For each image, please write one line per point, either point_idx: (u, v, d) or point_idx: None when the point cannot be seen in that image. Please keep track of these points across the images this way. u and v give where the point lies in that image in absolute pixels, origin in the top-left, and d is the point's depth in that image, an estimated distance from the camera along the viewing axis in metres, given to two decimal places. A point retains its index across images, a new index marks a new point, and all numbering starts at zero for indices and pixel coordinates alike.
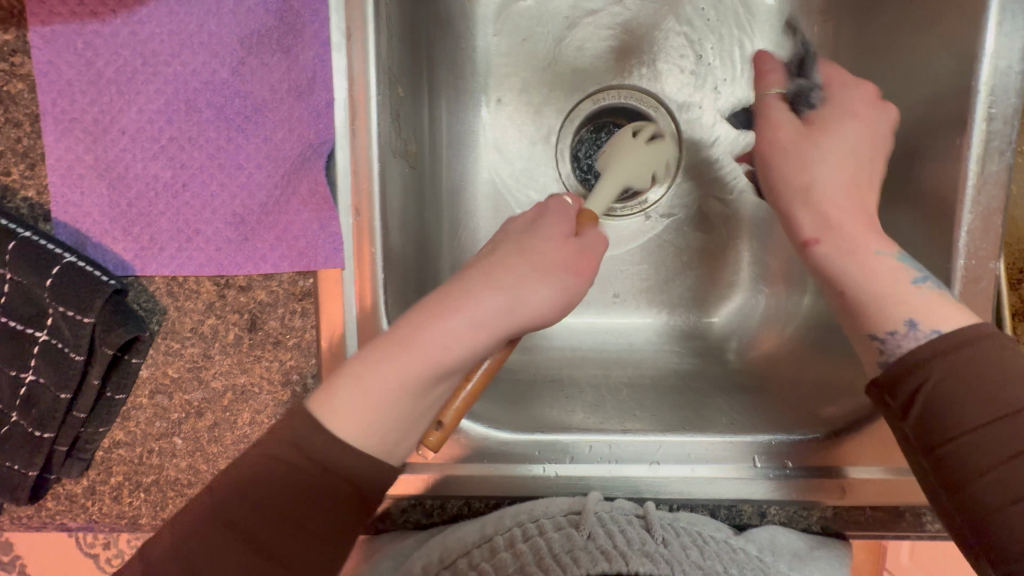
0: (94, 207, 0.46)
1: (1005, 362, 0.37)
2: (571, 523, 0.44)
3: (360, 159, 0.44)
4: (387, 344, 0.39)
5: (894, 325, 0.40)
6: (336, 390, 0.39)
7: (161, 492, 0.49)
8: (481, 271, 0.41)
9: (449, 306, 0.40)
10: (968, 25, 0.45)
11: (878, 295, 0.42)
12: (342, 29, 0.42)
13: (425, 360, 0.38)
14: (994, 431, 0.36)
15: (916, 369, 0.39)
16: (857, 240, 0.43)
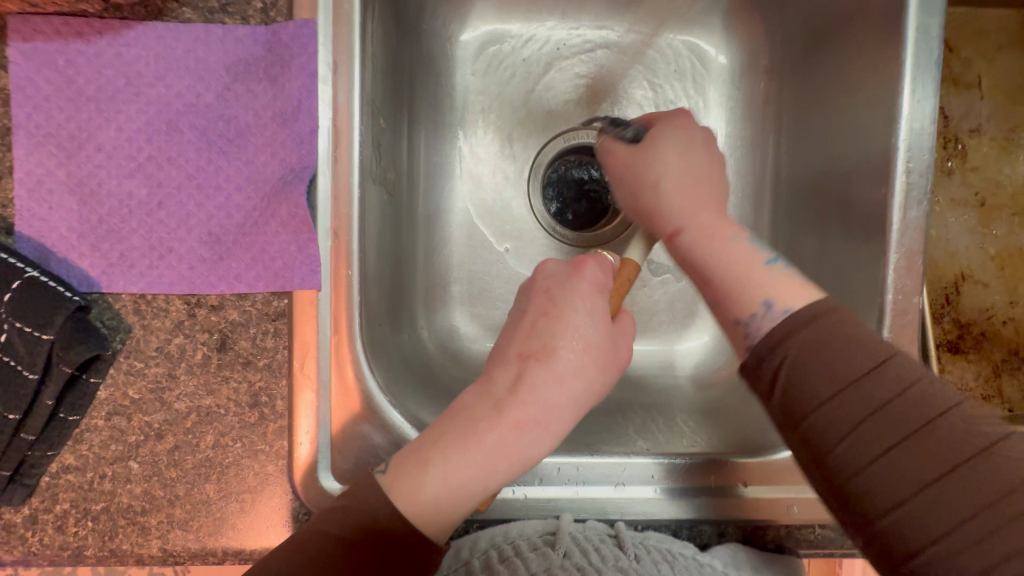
0: (61, 222, 0.45)
1: (840, 344, 0.36)
2: (545, 543, 0.46)
3: (340, 185, 0.45)
4: (467, 444, 0.40)
5: (752, 308, 0.40)
6: (423, 483, 0.40)
7: (111, 521, 0.47)
8: (546, 357, 0.42)
9: (524, 404, 0.41)
10: (889, 91, 0.51)
11: (730, 274, 0.42)
12: (328, 63, 0.45)
13: (509, 459, 0.41)
14: (876, 426, 0.33)
15: (778, 346, 0.37)
16: (713, 226, 0.45)
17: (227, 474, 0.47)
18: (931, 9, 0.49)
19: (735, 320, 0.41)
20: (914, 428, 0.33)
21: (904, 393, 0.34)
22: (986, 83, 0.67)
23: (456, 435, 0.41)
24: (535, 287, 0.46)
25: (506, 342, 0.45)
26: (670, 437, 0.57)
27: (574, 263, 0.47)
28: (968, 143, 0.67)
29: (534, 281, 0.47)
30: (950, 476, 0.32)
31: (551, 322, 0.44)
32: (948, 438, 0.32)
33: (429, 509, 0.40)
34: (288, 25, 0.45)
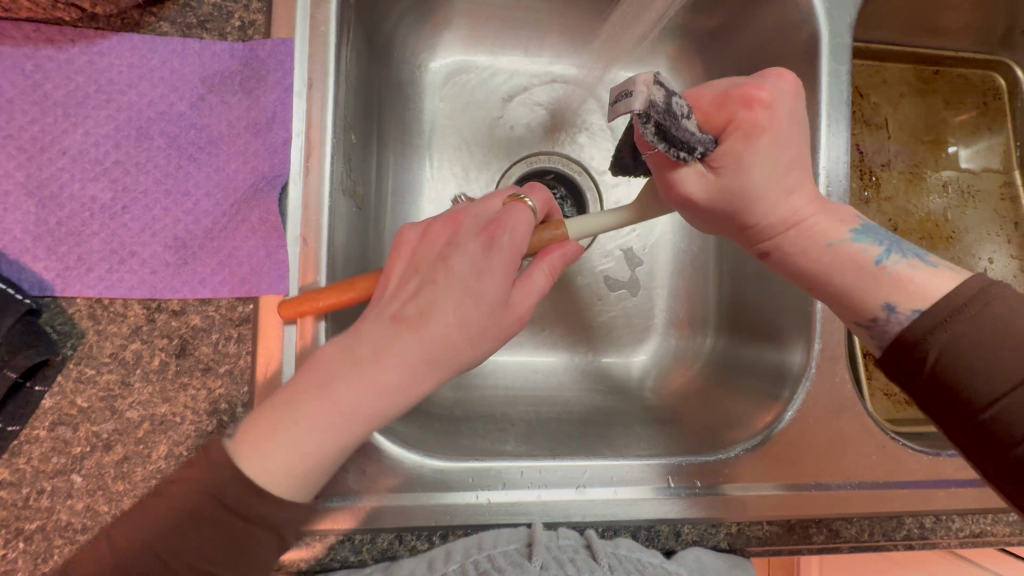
0: (17, 224, 0.44)
1: (1007, 316, 0.38)
2: (522, 554, 0.47)
3: (311, 195, 0.47)
4: (307, 392, 0.39)
5: (915, 304, 0.41)
6: (248, 433, 0.39)
7: (46, 541, 0.44)
8: (427, 311, 0.40)
9: (372, 361, 0.39)
10: (807, 124, 0.58)
11: (854, 279, 0.44)
12: (303, 79, 0.47)
13: (330, 411, 0.38)
14: (993, 368, 0.37)
15: (931, 335, 0.40)
16: (818, 229, 0.45)
17: None
18: (839, 57, 0.57)
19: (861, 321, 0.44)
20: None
21: (1010, 338, 0.37)
22: (891, 125, 0.78)
23: (303, 380, 0.39)
24: (439, 244, 0.43)
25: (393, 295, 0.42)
26: (630, 440, 0.60)
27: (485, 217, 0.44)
28: (881, 175, 0.76)
29: (439, 235, 0.44)
30: None
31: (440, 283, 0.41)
32: None
33: (263, 467, 0.38)
34: (266, 42, 0.47)
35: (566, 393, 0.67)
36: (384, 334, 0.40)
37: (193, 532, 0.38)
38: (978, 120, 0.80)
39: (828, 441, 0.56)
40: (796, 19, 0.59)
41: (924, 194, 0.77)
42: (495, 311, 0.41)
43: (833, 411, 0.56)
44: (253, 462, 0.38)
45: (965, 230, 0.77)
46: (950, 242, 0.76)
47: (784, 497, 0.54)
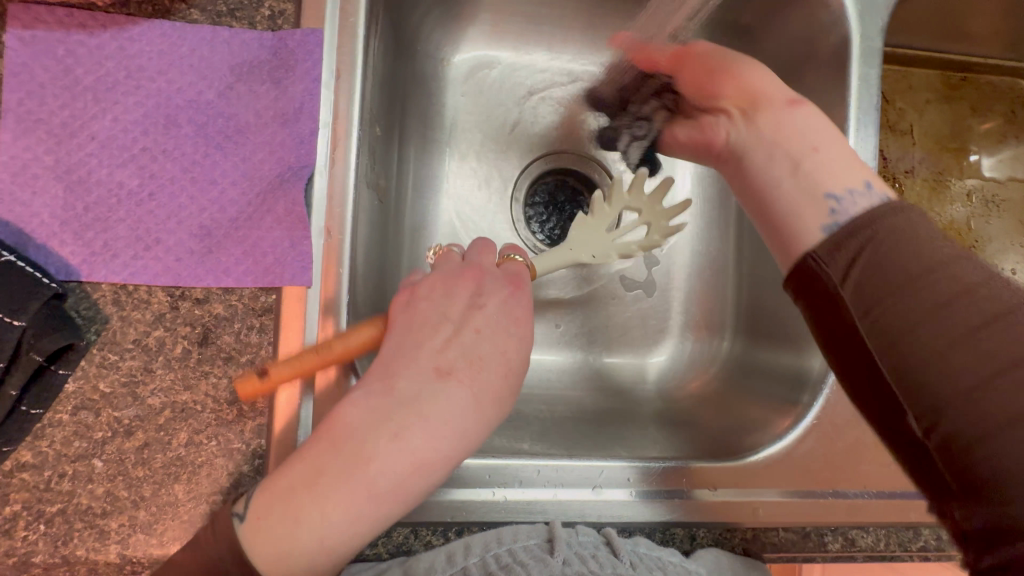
0: (45, 208, 0.44)
1: (913, 236, 0.37)
2: (543, 550, 0.46)
3: (336, 187, 0.47)
4: (338, 476, 0.35)
5: (850, 185, 0.43)
6: (259, 521, 0.35)
7: (67, 524, 0.44)
8: (465, 371, 0.40)
9: (419, 434, 0.37)
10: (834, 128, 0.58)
11: (835, 164, 0.44)
12: (331, 70, 0.47)
13: (370, 491, 0.36)
14: (913, 300, 0.35)
15: (855, 233, 0.40)
16: (778, 118, 0.47)
17: (198, 475, 0.45)
18: (869, 61, 0.57)
19: (819, 195, 0.43)
20: (953, 308, 0.34)
21: (936, 270, 0.35)
22: (916, 132, 0.77)
23: (332, 459, 0.36)
24: (465, 299, 0.44)
25: (412, 369, 0.39)
26: (645, 442, 0.60)
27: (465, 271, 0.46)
28: (904, 182, 0.75)
29: (455, 288, 0.45)
30: (983, 333, 0.33)
31: (478, 332, 0.42)
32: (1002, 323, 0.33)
33: (292, 547, 0.35)
34: (296, 32, 0.47)
35: (580, 393, 0.67)
36: (424, 405, 0.38)
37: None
38: (1005, 128, 0.79)
39: (846, 449, 0.55)
40: (826, 21, 0.58)
41: (947, 203, 0.76)
42: (523, 348, 0.43)
43: (852, 419, 0.56)
44: (272, 559, 0.35)
45: (988, 240, 0.76)
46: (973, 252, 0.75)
47: (801, 504, 0.54)
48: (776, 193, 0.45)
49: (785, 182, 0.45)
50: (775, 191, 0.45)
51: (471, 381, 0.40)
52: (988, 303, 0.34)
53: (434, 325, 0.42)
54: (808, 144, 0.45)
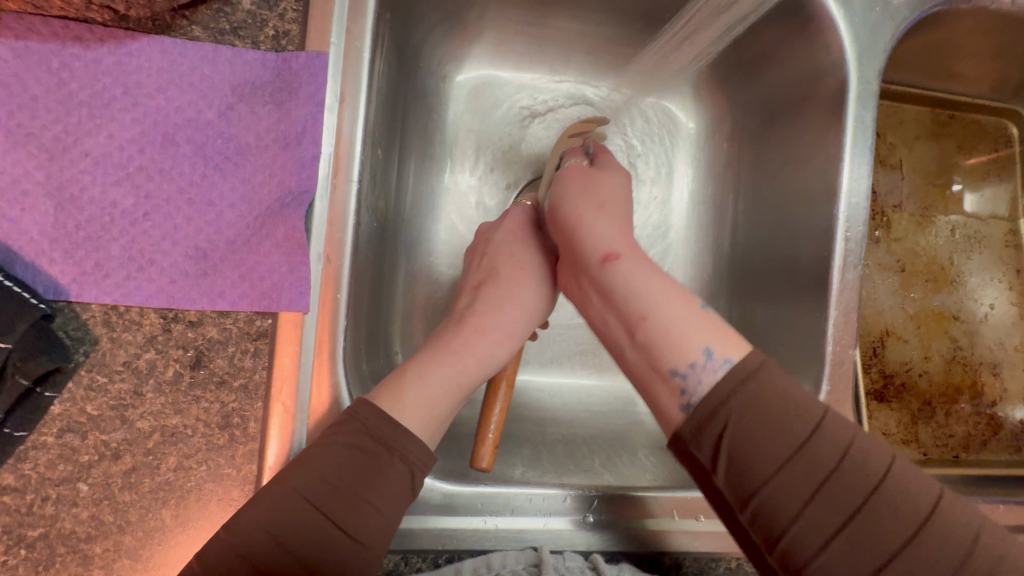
0: (34, 225, 0.43)
1: (777, 397, 0.38)
2: (530, 575, 0.47)
3: (336, 213, 0.45)
4: (446, 357, 0.47)
5: (692, 360, 0.41)
6: (397, 396, 0.44)
7: (49, 549, 0.43)
8: (509, 278, 0.53)
9: (487, 317, 0.50)
10: (828, 167, 0.59)
11: (668, 329, 0.43)
12: (335, 95, 0.45)
13: (469, 360, 0.48)
14: (800, 471, 0.37)
15: (714, 416, 0.39)
16: (678, 326, 0.42)
17: (187, 500, 0.45)
18: (866, 103, 0.57)
19: (664, 370, 0.42)
20: (849, 489, 0.36)
21: (789, 427, 0.38)
22: (905, 166, 0.79)
23: (440, 351, 0.47)
24: (499, 241, 0.55)
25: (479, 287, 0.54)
26: (634, 469, 0.61)
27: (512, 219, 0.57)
28: (892, 216, 0.77)
29: (494, 232, 0.56)
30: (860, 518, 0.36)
31: (511, 257, 0.54)
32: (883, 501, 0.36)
33: (414, 419, 0.43)
34: (300, 54, 0.46)
35: (568, 414, 0.67)
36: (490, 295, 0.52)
37: (353, 499, 0.39)
38: (989, 166, 0.82)
39: None
40: (825, 64, 0.59)
41: (932, 237, 0.78)
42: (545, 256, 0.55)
43: None
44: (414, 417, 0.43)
45: (969, 274, 0.78)
46: (954, 286, 0.77)
47: None
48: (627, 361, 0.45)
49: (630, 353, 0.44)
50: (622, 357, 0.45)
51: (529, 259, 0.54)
52: (866, 472, 0.37)
53: (479, 267, 0.55)
54: (638, 311, 0.44)
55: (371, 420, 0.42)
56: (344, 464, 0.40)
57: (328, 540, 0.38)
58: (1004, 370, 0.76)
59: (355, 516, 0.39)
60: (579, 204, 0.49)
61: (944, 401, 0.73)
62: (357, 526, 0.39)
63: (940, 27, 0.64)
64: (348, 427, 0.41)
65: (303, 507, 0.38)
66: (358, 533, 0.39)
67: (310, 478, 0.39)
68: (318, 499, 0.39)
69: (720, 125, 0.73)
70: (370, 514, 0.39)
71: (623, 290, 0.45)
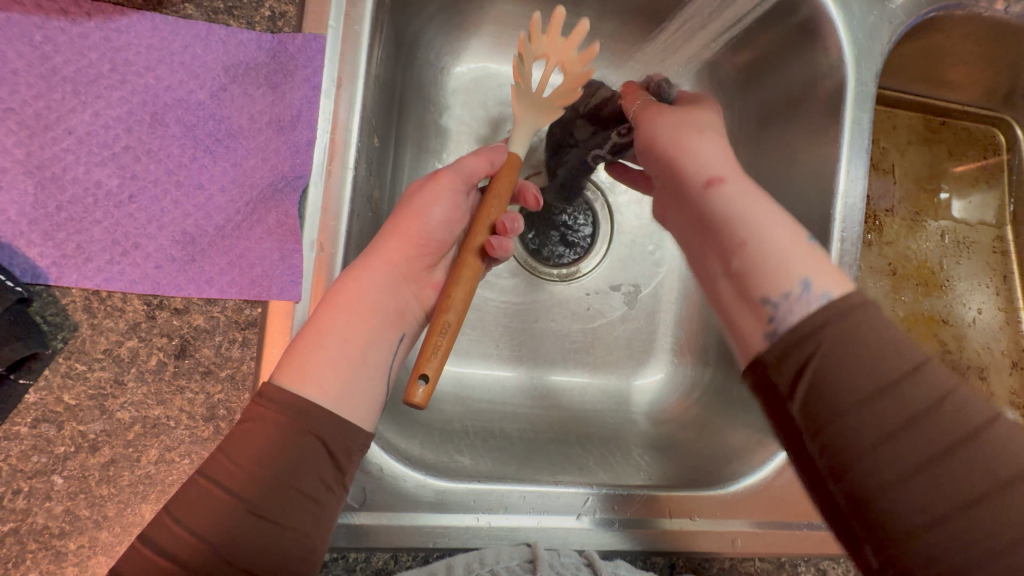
0: (12, 205, 0.41)
1: (878, 329, 0.34)
2: (525, 570, 0.46)
3: (330, 199, 0.44)
4: (342, 307, 0.41)
5: (786, 288, 0.38)
6: (300, 372, 0.38)
7: (20, 544, 0.41)
8: (409, 227, 0.45)
9: (378, 254, 0.43)
10: (825, 167, 0.59)
11: (772, 254, 0.39)
12: (332, 79, 0.44)
13: (359, 303, 0.41)
14: (908, 447, 0.32)
15: (804, 340, 0.36)
16: (789, 261, 0.38)
17: (168, 494, 0.43)
18: (863, 104, 0.58)
19: (754, 298, 0.39)
20: (931, 435, 0.32)
21: (884, 360, 0.34)
22: (897, 171, 0.80)
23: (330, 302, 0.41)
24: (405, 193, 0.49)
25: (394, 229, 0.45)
26: (629, 468, 0.60)
27: (433, 174, 0.48)
28: (884, 220, 0.78)
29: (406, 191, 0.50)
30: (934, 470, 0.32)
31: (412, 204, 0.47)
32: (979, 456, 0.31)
33: (315, 390, 0.38)
34: (297, 37, 0.45)
35: (561, 411, 0.67)
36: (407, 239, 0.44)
37: (275, 488, 0.35)
38: (978, 173, 0.83)
39: None
40: (823, 65, 0.59)
41: (922, 240, 0.79)
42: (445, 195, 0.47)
43: None
44: (317, 387, 0.38)
45: (957, 279, 0.79)
46: (944, 289, 0.78)
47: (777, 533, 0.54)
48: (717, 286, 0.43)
49: (724, 280, 0.42)
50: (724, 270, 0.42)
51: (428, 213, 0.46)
52: (958, 425, 0.32)
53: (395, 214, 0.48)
54: (709, 175, 0.44)
55: (280, 401, 0.37)
56: (269, 457, 0.35)
57: (255, 535, 0.34)
58: (991, 373, 0.77)
59: (293, 513, 0.35)
60: (675, 128, 0.49)
61: None
62: (296, 522, 0.35)
63: (933, 33, 0.65)
64: (266, 413, 0.37)
65: (226, 505, 0.34)
66: (284, 521, 0.35)
67: (231, 472, 0.35)
68: (239, 492, 0.35)
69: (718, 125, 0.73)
70: (293, 502, 0.35)
71: (671, 138, 0.48)
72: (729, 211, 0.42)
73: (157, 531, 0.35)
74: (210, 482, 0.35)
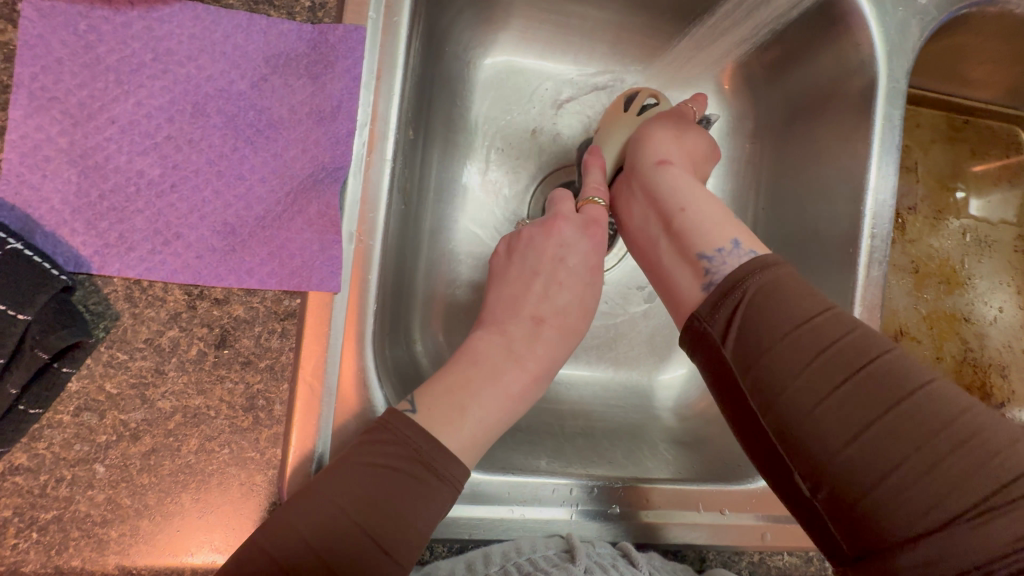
0: (55, 193, 0.41)
1: (791, 286, 0.42)
2: (562, 559, 0.47)
3: (369, 191, 0.44)
4: (482, 370, 0.45)
5: (719, 245, 0.46)
6: (449, 418, 0.42)
7: (62, 532, 0.41)
8: (534, 285, 0.49)
9: (512, 321, 0.48)
10: (855, 164, 0.59)
11: (702, 223, 0.48)
12: (372, 70, 0.44)
13: (501, 362, 0.46)
14: (895, 438, 0.36)
15: (736, 285, 0.44)
16: (716, 226, 0.48)
17: (208, 483, 0.43)
18: (894, 101, 0.58)
19: (691, 256, 0.48)
20: (918, 427, 0.36)
21: (869, 361, 0.38)
22: (920, 169, 0.80)
23: (468, 368, 0.45)
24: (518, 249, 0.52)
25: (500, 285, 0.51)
26: (656, 463, 0.61)
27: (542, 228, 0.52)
28: (907, 218, 0.78)
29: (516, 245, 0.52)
30: (924, 462, 0.36)
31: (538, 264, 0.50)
32: (964, 448, 0.35)
33: (454, 439, 0.42)
34: (338, 27, 0.45)
35: (585, 405, 0.67)
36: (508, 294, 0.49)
37: (383, 508, 0.38)
38: (1000, 172, 0.83)
39: None
40: (854, 62, 0.59)
41: (944, 239, 0.79)
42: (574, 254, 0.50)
43: None
44: (450, 432, 0.42)
45: (978, 277, 0.79)
46: (965, 288, 0.78)
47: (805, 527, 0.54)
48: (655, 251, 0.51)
49: (663, 243, 0.50)
50: (656, 249, 0.51)
51: (562, 263, 0.50)
52: (942, 416, 0.36)
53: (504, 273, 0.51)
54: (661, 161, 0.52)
55: (394, 423, 0.41)
56: (378, 485, 0.38)
57: (359, 551, 0.37)
58: (1011, 372, 0.77)
59: (405, 536, 0.38)
60: (663, 137, 0.53)
61: None
62: (405, 544, 0.38)
63: (963, 30, 0.65)
64: (378, 438, 0.40)
65: (331, 518, 0.37)
66: (389, 540, 0.37)
67: (342, 492, 0.38)
68: (348, 510, 0.37)
69: (743, 121, 0.73)
70: (400, 522, 0.38)
71: (641, 134, 0.54)
72: (674, 189, 0.50)
73: (260, 545, 0.37)
74: (317, 498, 0.38)
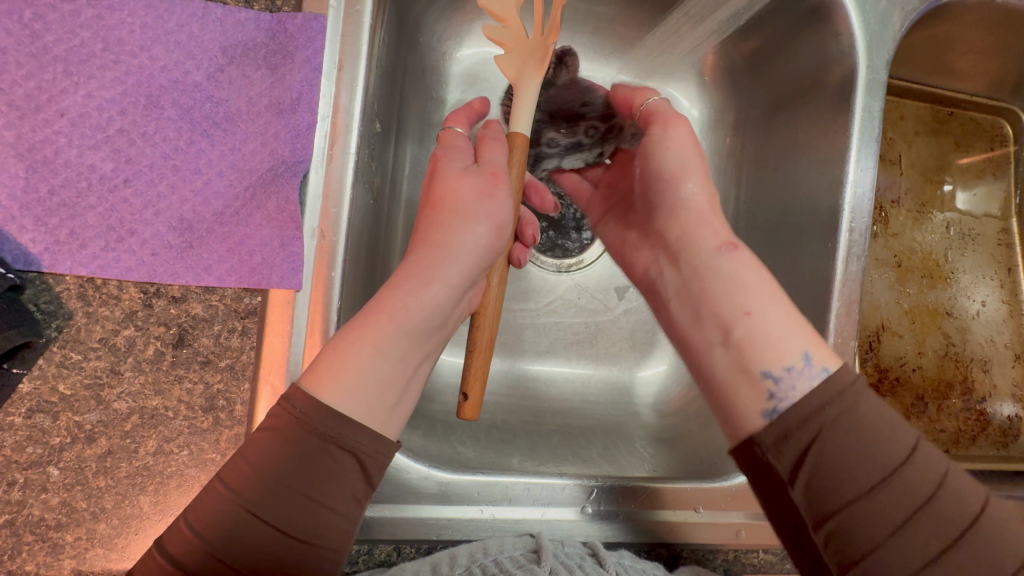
0: (3, 188, 0.40)
1: (861, 416, 0.35)
2: (529, 560, 0.46)
3: (332, 185, 0.42)
4: (382, 323, 0.38)
5: (788, 363, 0.38)
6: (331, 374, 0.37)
7: (15, 537, 0.40)
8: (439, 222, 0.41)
9: (425, 259, 0.40)
10: (834, 156, 0.58)
11: (768, 329, 0.40)
12: (334, 60, 0.42)
13: (406, 314, 0.39)
14: (890, 510, 0.34)
15: (807, 421, 0.36)
16: (790, 336, 0.39)
17: (167, 486, 0.42)
18: (873, 93, 0.56)
19: (753, 373, 0.39)
20: (909, 493, 0.34)
21: (880, 449, 0.35)
22: (904, 162, 0.79)
23: (365, 317, 0.39)
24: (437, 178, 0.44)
25: (411, 240, 0.43)
26: (632, 461, 0.60)
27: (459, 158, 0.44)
28: (890, 212, 0.77)
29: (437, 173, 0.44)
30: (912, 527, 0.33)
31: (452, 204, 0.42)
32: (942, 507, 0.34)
33: (357, 406, 0.37)
34: (297, 16, 0.43)
35: (564, 403, 0.66)
36: (428, 244, 0.41)
37: (293, 501, 0.34)
38: (984, 165, 0.82)
39: None
40: (834, 52, 0.58)
41: (927, 233, 0.78)
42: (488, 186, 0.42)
43: None
44: (348, 398, 0.36)
45: (961, 272, 0.79)
46: (948, 282, 0.77)
47: None
48: (709, 360, 0.42)
49: (718, 351, 0.42)
50: (707, 355, 0.42)
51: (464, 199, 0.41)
52: (925, 479, 0.34)
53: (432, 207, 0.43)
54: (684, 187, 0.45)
55: (299, 405, 0.36)
56: (282, 460, 0.34)
57: (273, 548, 0.34)
58: (993, 366, 0.77)
59: (304, 518, 0.34)
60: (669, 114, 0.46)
61: (936, 396, 0.74)
62: (309, 530, 0.34)
63: (945, 21, 0.64)
64: (290, 423, 0.35)
65: (238, 512, 0.34)
66: (306, 535, 0.34)
67: (249, 483, 0.34)
68: (257, 506, 0.34)
69: (724, 113, 0.72)
70: (316, 517, 0.34)
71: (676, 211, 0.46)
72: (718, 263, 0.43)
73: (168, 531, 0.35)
74: (224, 489, 0.34)
